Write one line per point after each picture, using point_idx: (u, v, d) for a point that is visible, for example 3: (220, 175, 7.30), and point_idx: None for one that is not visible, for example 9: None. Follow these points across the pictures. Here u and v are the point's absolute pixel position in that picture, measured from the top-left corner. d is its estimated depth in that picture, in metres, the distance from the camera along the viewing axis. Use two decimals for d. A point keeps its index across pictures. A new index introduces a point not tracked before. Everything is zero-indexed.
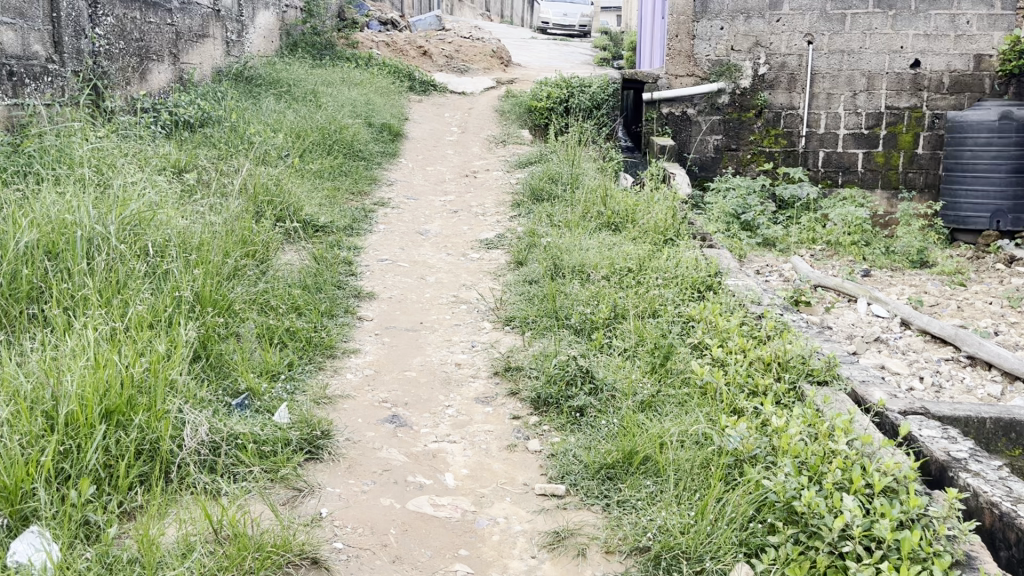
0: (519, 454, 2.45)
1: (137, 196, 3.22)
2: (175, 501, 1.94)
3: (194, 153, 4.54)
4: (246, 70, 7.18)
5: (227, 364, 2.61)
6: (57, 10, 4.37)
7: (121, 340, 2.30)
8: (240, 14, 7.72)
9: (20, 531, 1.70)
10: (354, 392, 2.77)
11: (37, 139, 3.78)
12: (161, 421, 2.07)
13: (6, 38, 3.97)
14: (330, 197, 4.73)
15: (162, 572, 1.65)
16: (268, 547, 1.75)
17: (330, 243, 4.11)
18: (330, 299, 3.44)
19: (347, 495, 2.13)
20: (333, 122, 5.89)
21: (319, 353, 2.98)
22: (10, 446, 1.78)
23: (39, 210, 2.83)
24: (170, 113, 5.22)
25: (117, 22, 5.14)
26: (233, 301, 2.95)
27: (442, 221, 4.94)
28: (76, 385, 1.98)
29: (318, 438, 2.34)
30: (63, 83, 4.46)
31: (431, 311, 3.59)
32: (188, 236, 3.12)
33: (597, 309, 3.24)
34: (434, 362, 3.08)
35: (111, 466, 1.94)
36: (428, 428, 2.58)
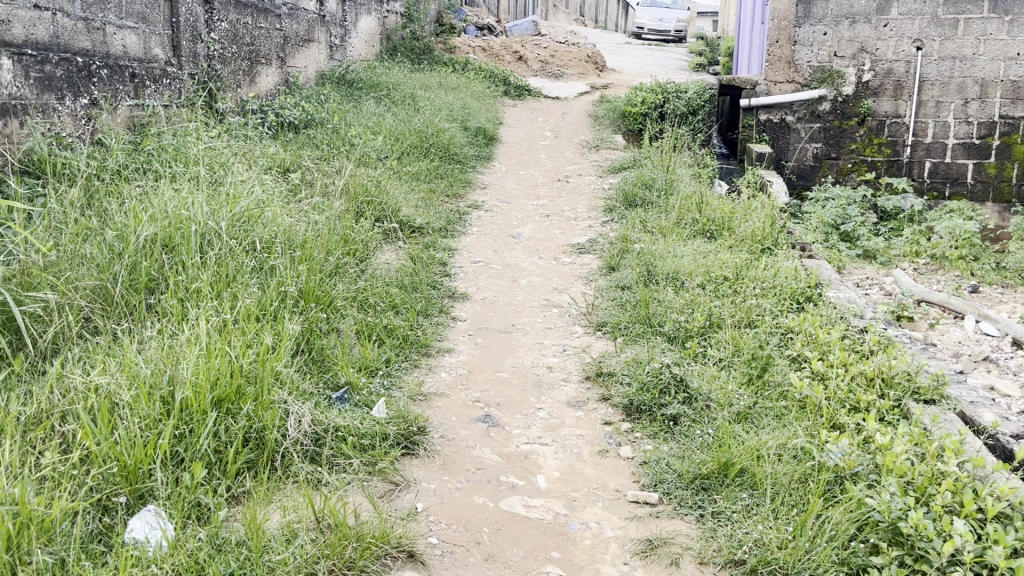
0: (611, 460, 2.44)
1: (247, 194, 3.35)
2: (279, 489, 2.01)
3: (299, 154, 4.70)
4: (348, 73, 7.39)
5: (328, 358, 2.69)
6: (176, 16, 4.59)
7: (231, 331, 2.40)
8: (344, 19, 7.95)
9: (137, 509, 1.79)
10: (448, 391, 2.81)
11: (156, 138, 3.99)
12: (267, 411, 2.15)
13: (130, 42, 4.19)
14: (426, 199, 4.81)
15: (268, 555, 1.70)
16: (368, 539, 1.79)
17: (425, 244, 4.18)
18: (426, 298, 3.50)
19: (442, 491, 2.17)
20: (430, 125, 5.99)
21: (414, 351, 3.04)
22: (131, 428, 1.87)
23: (157, 205, 2.97)
24: (277, 115, 5.43)
25: (230, 27, 5.37)
26: (334, 297, 3.04)
27: (534, 225, 4.96)
28: (190, 373, 2.07)
29: (414, 434, 2.39)
30: (180, 85, 4.68)
31: (524, 314, 3.61)
32: (293, 235, 3.23)
33: (692, 317, 3.20)
34: (526, 365, 3.09)
35: (221, 451, 2.02)
36: (520, 430, 2.60)
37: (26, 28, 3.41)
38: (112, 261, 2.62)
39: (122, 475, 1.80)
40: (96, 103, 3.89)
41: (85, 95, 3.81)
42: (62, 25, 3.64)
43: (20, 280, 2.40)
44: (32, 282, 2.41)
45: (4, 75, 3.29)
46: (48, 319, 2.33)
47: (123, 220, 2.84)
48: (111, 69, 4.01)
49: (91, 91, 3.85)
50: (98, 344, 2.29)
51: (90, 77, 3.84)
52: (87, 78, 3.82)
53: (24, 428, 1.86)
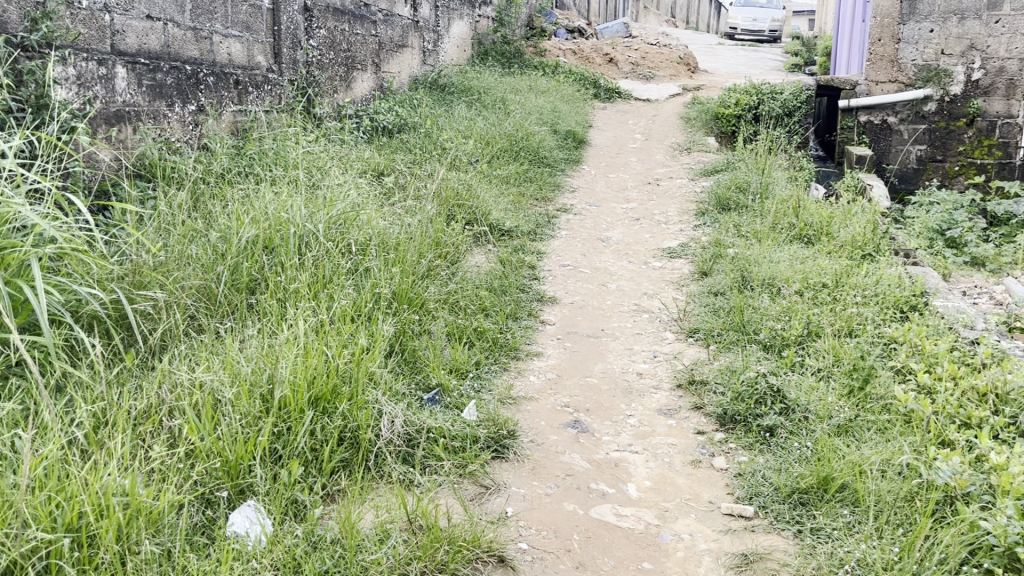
0: (704, 470, 2.38)
1: (342, 196, 3.42)
2: (372, 489, 2.04)
3: (392, 158, 4.78)
4: (440, 78, 7.49)
5: (420, 359, 2.73)
6: (278, 24, 4.73)
7: (328, 332, 2.45)
8: (437, 24, 8.06)
9: (238, 504, 1.84)
10: (537, 395, 2.80)
11: (258, 142, 4.13)
12: (361, 411, 2.18)
13: (235, 50, 4.34)
14: (515, 202, 4.82)
15: (361, 554, 1.72)
16: (459, 542, 1.80)
17: (514, 247, 4.19)
18: (515, 301, 3.50)
19: (532, 496, 2.16)
20: (520, 129, 6.01)
21: (503, 354, 3.04)
22: (233, 425, 1.93)
23: (258, 208, 3.06)
24: (371, 120, 5.55)
25: (328, 34, 5.50)
26: (426, 299, 3.08)
27: (624, 228, 4.91)
28: (289, 372, 2.13)
29: (504, 438, 2.39)
30: (280, 91, 4.83)
31: (613, 319, 3.57)
32: (387, 237, 3.29)
33: (789, 325, 3.10)
34: (616, 370, 3.06)
35: (317, 450, 2.07)
36: (610, 437, 2.57)
37: (139, 37, 3.56)
38: (216, 262, 2.71)
39: (224, 470, 1.86)
40: (203, 109, 4.05)
41: (192, 101, 3.96)
42: (172, 35, 3.80)
43: (131, 279, 2.49)
44: (143, 281, 2.50)
45: (119, 83, 3.44)
46: (157, 317, 2.42)
47: (226, 222, 2.94)
48: (217, 77, 4.16)
49: (198, 98, 4.00)
50: (203, 341, 2.36)
51: (197, 84, 3.99)
52: (195, 85, 3.97)
53: (135, 421, 1.93)
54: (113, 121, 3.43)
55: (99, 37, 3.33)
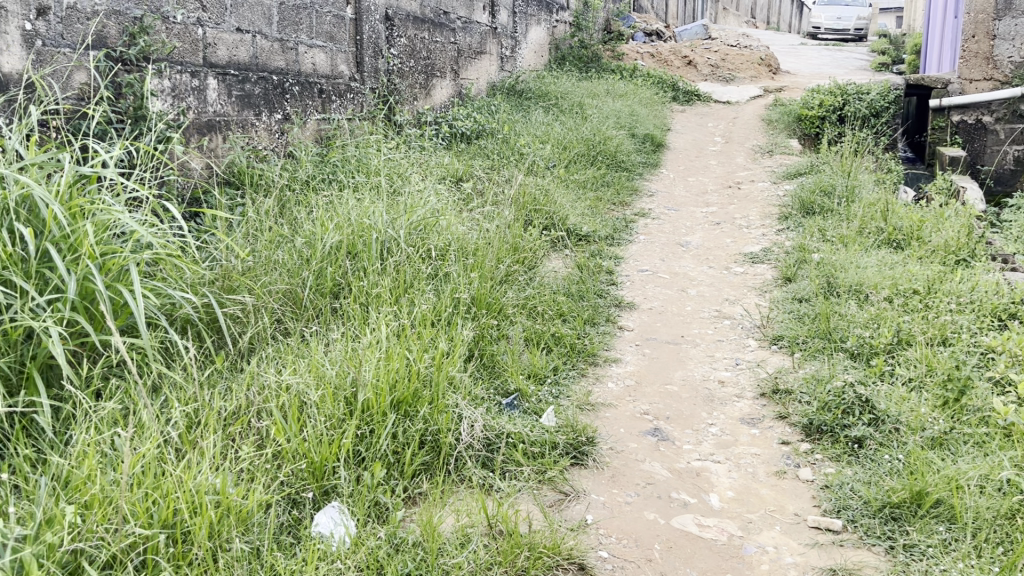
0: (789, 481, 2.32)
1: (422, 202, 3.47)
2: (453, 492, 2.05)
3: (470, 164, 4.81)
4: (517, 84, 7.52)
5: (499, 364, 2.74)
6: (360, 34, 4.83)
7: (409, 336, 2.48)
8: (515, 30, 8.10)
9: (323, 505, 1.87)
10: (616, 402, 2.77)
11: (341, 150, 4.22)
12: (442, 414, 2.20)
13: (319, 60, 4.44)
14: (593, 207, 4.80)
15: (443, 558, 1.73)
16: (539, 549, 1.79)
17: (592, 252, 4.17)
18: (592, 307, 3.49)
19: (612, 504, 2.13)
20: (598, 133, 5.98)
21: (582, 359, 3.02)
22: (319, 427, 1.97)
23: (342, 214, 3.12)
24: (450, 126, 5.62)
25: (408, 42, 5.58)
26: (504, 304, 3.10)
27: (704, 233, 4.84)
28: (372, 376, 2.16)
29: (583, 444, 2.37)
30: (362, 100, 4.93)
31: (693, 326, 3.52)
32: (466, 243, 3.32)
33: (878, 333, 2.99)
34: (697, 378, 3.01)
35: (399, 453, 2.09)
36: (691, 445, 2.53)
37: (229, 50, 3.68)
38: (301, 267, 2.79)
39: (310, 471, 1.90)
40: (289, 118, 4.16)
41: (279, 110, 4.07)
42: (260, 47, 3.91)
43: (222, 284, 2.58)
44: (232, 286, 2.58)
45: (210, 94, 3.57)
46: (246, 321, 2.49)
47: (311, 228, 3.01)
48: (302, 86, 4.27)
49: (284, 107, 4.12)
50: (289, 345, 2.42)
51: (283, 94, 4.10)
52: (281, 95, 4.08)
53: (225, 421, 1.99)
54: (204, 131, 3.55)
55: (193, 50, 3.45)
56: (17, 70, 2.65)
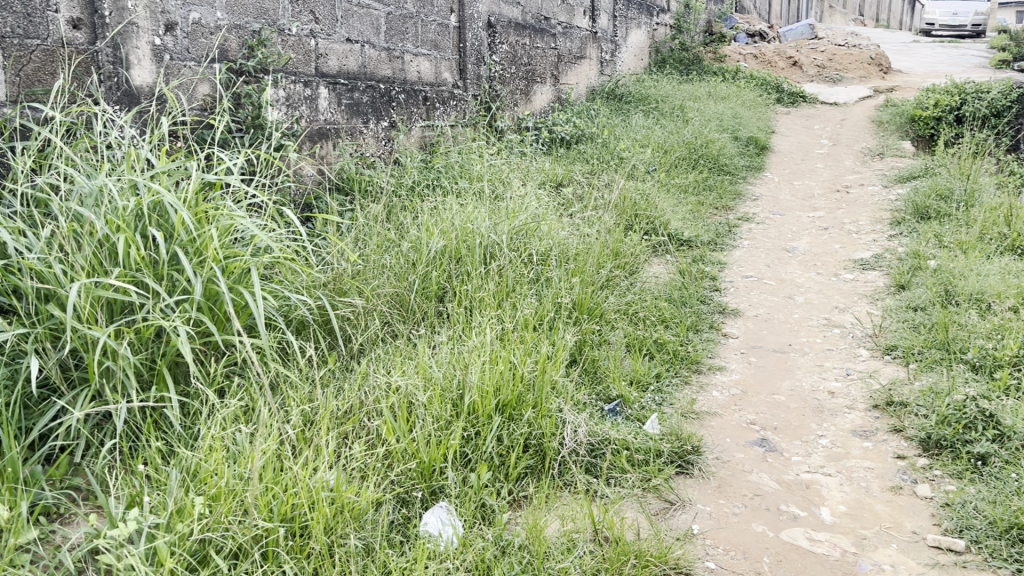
0: (906, 498, 2.22)
1: (524, 207, 3.49)
2: (557, 496, 2.05)
3: (570, 169, 4.80)
4: (618, 87, 7.48)
5: (601, 369, 2.73)
6: (464, 41, 4.90)
7: (513, 340, 2.50)
8: (615, 34, 8.07)
9: (432, 505, 1.90)
10: (722, 411, 2.72)
11: (444, 156, 4.29)
12: (545, 419, 2.21)
13: (425, 68, 4.54)
14: (695, 212, 4.72)
15: (549, 562, 1.73)
16: (646, 557, 1.76)
17: (694, 257, 4.09)
18: (695, 313, 3.43)
19: (719, 515, 2.09)
20: (700, 137, 5.89)
21: (685, 367, 2.97)
22: (427, 428, 2.02)
23: (446, 219, 3.18)
24: (549, 132, 5.65)
25: (510, 49, 5.64)
26: (606, 310, 3.09)
27: (810, 238, 4.70)
28: (478, 378, 2.20)
29: (689, 453, 2.33)
30: (464, 106, 5.00)
31: (801, 334, 3.41)
32: (567, 248, 3.33)
33: (1002, 345, 2.82)
34: (805, 388, 2.92)
35: (504, 456, 2.11)
36: (800, 457, 2.45)
37: (339, 59, 3.80)
38: (408, 271, 2.85)
39: (419, 471, 1.94)
40: (395, 125, 4.27)
41: (385, 118, 4.18)
42: (369, 56, 4.03)
43: (333, 287, 2.67)
44: (343, 289, 2.67)
45: (322, 103, 3.69)
46: (356, 323, 2.57)
47: (417, 233, 3.08)
48: (408, 94, 4.37)
49: (390, 115, 4.22)
50: (397, 346, 2.48)
51: (389, 102, 4.20)
52: (388, 102, 4.19)
53: (339, 420, 2.05)
54: (316, 138, 3.68)
55: (306, 60, 3.58)
56: (148, 83, 2.79)
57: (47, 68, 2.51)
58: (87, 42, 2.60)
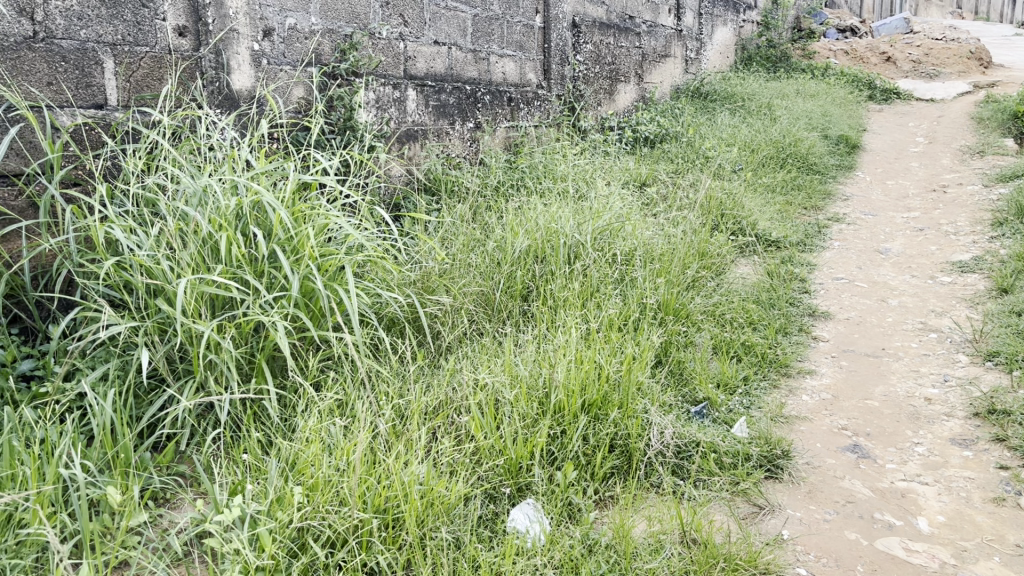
0: (1009, 510, 2.11)
1: (607, 207, 3.49)
2: (643, 497, 2.04)
3: (655, 168, 4.77)
4: (703, 85, 7.38)
5: (688, 371, 2.70)
6: (549, 41, 4.92)
7: (598, 339, 2.50)
8: (700, 32, 7.96)
9: (519, 502, 1.92)
10: (812, 415, 2.65)
11: (528, 156, 4.32)
12: (632, 419, 2.20)
13: (510, 69, 4.57)
14: (783, 211, 4.62)
15: (637, 562, 1.72)
16: (736, 560, 1.72)
17: (783, 258, 4.00)
18: (784, 316, 3.35)
19: (809, 521, 2.03)
20: (788, 135, 5.76)
21: (773, 369, 2.91)
22: (514, 426, 2.04)
23: (531, 219, 3.21)
24: (633, 131, 5.62)
25: (595, 49, 5.63)
26: (692, 310, 3.06)
27: (905, 239, 4.54)
28: (564, 377, 2.21)
29: (778, 457, 2.28)
30: (548, 106, 5.02)
31: (895, 338, 3.30)
32: (652, 248, 3.31)
33: None
34: (900, 394, 2.82)
35: (590, 455, 2.11)
36: (895, 465, 2.37)
37: (427, 62, 3.86)
38: (494, 271, 2.89)
39: (506, 469, 1.96)
40: (480, 126, 4.32)
41: (471, 119, 4.23)
42: (455, 58, 4.08)
43: (422, 285, 2.72)
44: (431, 287, 2.73)
45: (410, 105, 3.76)
46: (444, 320, 2.62)
47: (503, 233, 3.11)
48: (493, 95, 4.41)
49: (476, 116, 4.28)
50: (484, 344, 2.51)
51: (475, 103, 4.25)
52: (473, 104, 4.24)
53: (428, 416, 2.09)
54: (404, 139, 3.76)
55: (395, 63, 3.65)
56: (247, 87, 2.90)
57: (156, 74, 2.63)
58: (191, 49, 2.71)
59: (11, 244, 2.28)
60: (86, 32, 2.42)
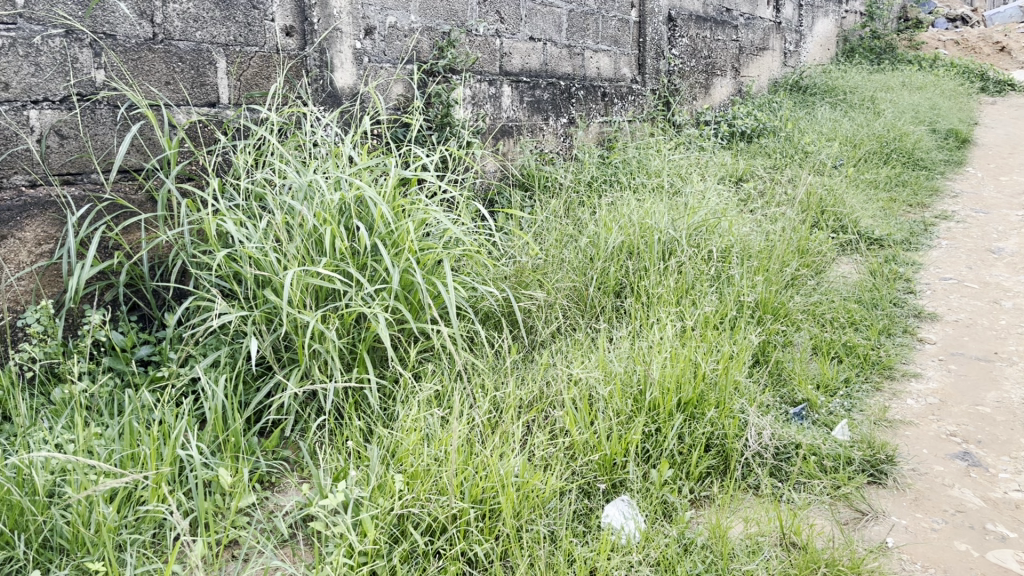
0: None
1: (703, 203, 3.43)
2: (740, 497, 2.00)
3: (751, 164, 4.66)
4: (803, 79, 7.19)
5: (786, 371, 2.64)
6: (644, 36, 4.87)
7: (694, 336, 2.47)
8: (800, 24, 7.75)
9: (613, 498, 1.91)
10: (918, 420, 2.53)
11: (622, 151, 4.29)
12: (729, 418, 2.17)
13: (604, 64, 4.55)
14: (887, 208, 4.45)
15: (735, 563, 1.69)
16: (838, 565, 1.66)
17: (886, 257, 3.85)
18: (888, 316, 3.22)
19: (915, 529, 1.94)
20: (893, 129, 5.54)
21: (876, 372, 2.80)
22: (609, 423, 2.03)
23: (625, 215, 3.18)
24: (730, 126, 5.51)
25: (690, 42, 5.55)
26: (791, 309, 2.98)
27: (1020, 238, 4.31)
28: (659, 374, 2.19)
29: (882, 463, 2.19)
30: (643, 101, 4.98)
31: (1009, 342, 3.13)
32: (750, 245, 3.25)
33: None
34: (1014, 401, 2.68)
35: (685, 454, 2.09)
36: (1009, 475, 2.24)
37: (523, 58, 3.89)
38: (587, 267, 2.88)
39: (600, 464, 1.95)
40: (574, 122, 4.32)
41: (565, 115, 4.24)
42: (550, 54, 4.08)
43: (516, 280, 2.75)
44: (525, 282, 2.75)
45: (505, 101, 3.79)
46: (537, 315, 2.63)
47: (596, 230, 3.10)
48: (587, 90, 4.40)
49: (570, 111, 4.28)
50: (577, 340, 2.51)
51: (569, 98, 4.25)
52: (567, 99, 4.24)
53: (523, 410, 2.11)
54: (499, 136, 3.79)
55: (491, 59, 3.68)
56: (349, 84, 2.98)
57: (264, 73, 2.73)
58: (297, 48, 2.80)
59: (130, 236, 2.43)
60: (201, 33, 2.52)
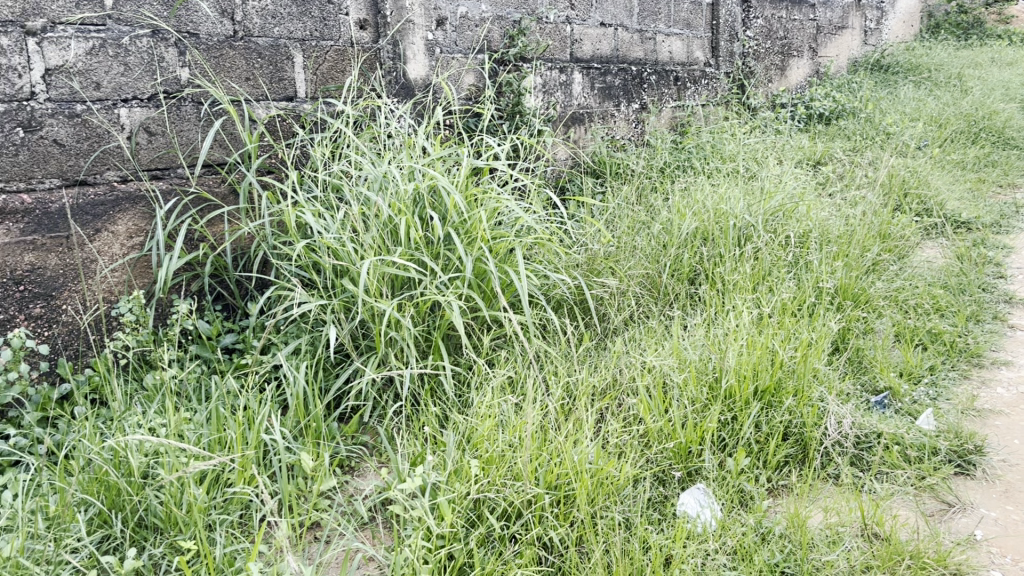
0: None
1: (780, 187, 3.36)
2: (820, 486, 1.97)
3: (829, 146, 4.54)
4: (884, 58, 6.95)
5: (867, 359, 2.57)
6: (717, 18, 4.77)
7: (771, 323, 2.43)
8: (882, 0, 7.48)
9: (689, 486, 1.90)
10: (1009, 409, 2.41)
11: (695, 136, 4.23)
12: (807, 406, 2.12)
13: (677, 48, 4.49)
14: (975, 190, 4.27)
15: (814, 553, 1.66)
16: (924, 558, 1.61)
17: (974, 240, 3.70)
18: (976, 302, 3.10)
19: (1007, 521, 1.86)
20: (981, 108, 5.31)
21: (964, 360, 2.69)
22: (684, 411, 2.02)
23: (699, 201, 3.14)
24: (807, 108, 5.38)
25: (765, 23, 5.43)
26: (872, 295, 2.90)
27: None
28: (735, 362, 2.16)
29: (970, 453, 2.12)
30: (716, 85, 4.90)
31: None
32: (829, 229, 3.17)
33: None
34: None
35: (763, 443, 2.06)
36: None
37: (594, 44, 3.86)
38: (660, 253, 2.86)
39: (675, 452, 1.94)
40: (646, 107, 4.28)
41: (637, 100, 4.20)
42: (621, 39, 4.04)
43: (588, 268, 2.75)
44: (597, 270, 2.75)
45: (576, 88, 3.78)
46: (610, 302, 2.63)
47: (669, 216, 3.07)
48: (659, 75, 4.35)
49: (642, 97, 4.24)
50: (651, 328, 2.50)
51: (641, 84, 4.21)
52: (639, 84, 4.20)
53: (596, 397, 2.11)
54: (570, 123, 3.79)
55: (561, 46, 3.68)
56: (422, 75, 3.01)
57: (339, 66, 2.79)
58: (371, 41, 2.85)
59: (215, 227, 2.52)
60: (279, 29, 2.59)
